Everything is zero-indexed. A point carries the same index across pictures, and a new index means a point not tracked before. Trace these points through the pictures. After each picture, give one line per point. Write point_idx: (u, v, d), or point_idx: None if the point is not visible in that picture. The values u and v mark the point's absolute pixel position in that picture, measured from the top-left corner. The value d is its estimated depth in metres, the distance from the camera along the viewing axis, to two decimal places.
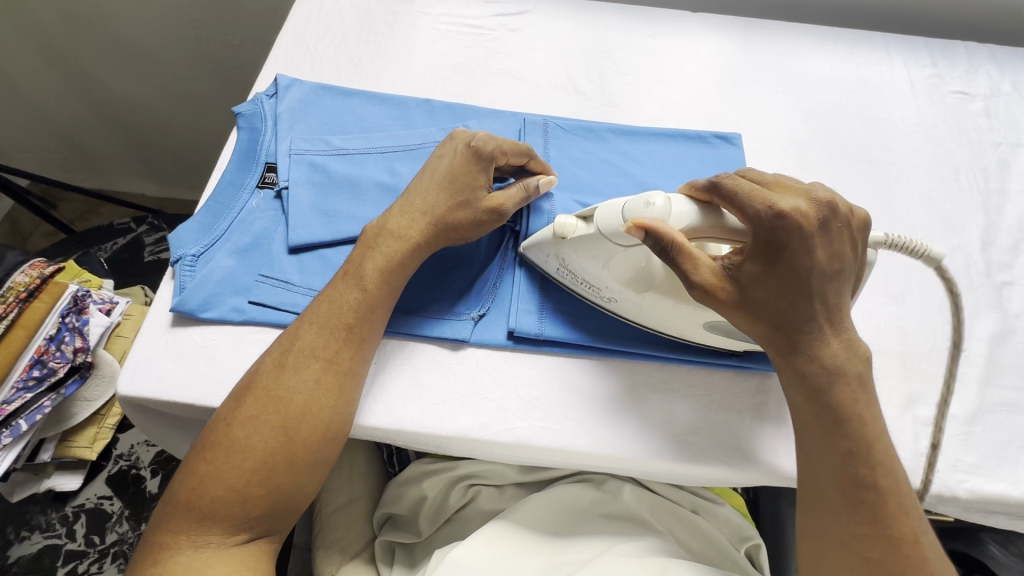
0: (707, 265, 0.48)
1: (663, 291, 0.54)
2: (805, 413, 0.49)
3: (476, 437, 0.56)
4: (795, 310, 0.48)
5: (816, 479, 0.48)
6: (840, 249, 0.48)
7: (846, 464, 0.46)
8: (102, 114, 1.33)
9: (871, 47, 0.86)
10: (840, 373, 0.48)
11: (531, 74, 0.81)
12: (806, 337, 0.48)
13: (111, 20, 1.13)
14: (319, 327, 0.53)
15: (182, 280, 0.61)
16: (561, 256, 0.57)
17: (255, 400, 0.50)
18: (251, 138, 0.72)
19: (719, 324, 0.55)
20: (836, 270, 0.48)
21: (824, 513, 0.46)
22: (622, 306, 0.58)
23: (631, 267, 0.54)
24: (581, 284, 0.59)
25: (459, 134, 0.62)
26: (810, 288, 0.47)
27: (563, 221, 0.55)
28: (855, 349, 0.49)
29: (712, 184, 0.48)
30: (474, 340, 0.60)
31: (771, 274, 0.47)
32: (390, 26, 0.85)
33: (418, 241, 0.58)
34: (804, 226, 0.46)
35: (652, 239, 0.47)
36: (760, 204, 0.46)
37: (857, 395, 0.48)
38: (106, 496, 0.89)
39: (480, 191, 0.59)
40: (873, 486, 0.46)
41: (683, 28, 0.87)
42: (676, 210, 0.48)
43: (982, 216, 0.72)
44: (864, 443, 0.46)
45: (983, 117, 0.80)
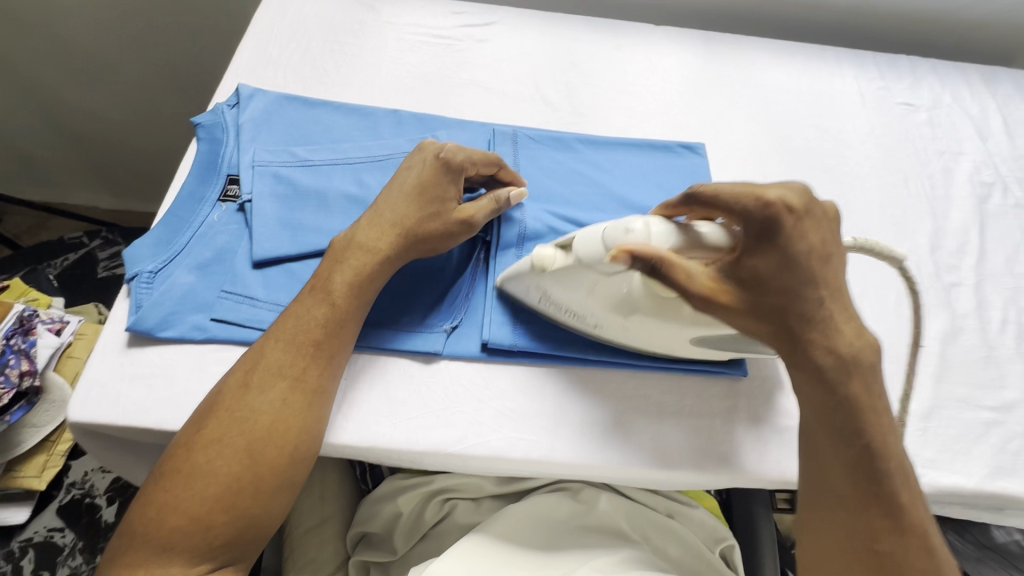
0: (703, 273, 0.48)
1: (648, 313, 0.53)
2: (813, 406, 0.49)
3: (451, 452, 0.55)
4: (803, 303, 0.48)
5: (827, 475, 0.48)
6: (825, 233, 0.49)
7: (859, 458, 0.47)
8: (50, 124, 1.27)
9: (823, 61, 0.90)
10: (855, 364, 0.48)
11: (499, 85, 0.81)
12: (815, 332, 0.48)
13: (61, 26, 1.09)
14: (284, 345, 0.52)
15: (139, 298, 0.59)
16: (542, 286, 0.57)
17: (218, 422, 0.48)
18: (212, 150, 0.69)
19: (708, 338, 0.55)
20: (828, 254, 0.49)
21: (837, 509, 0.47)
22: (611, 331, 0.58)
23: (613, 296, 0.54)
24: (567, 313, 0.58)
25: (428, 145, 0.62)
26: (809, 274, 0.47)
27: (541, 251, 0.54)
28: (863, 338, 0.49)
29: (687, 196, 0.51)
30: (447, 352, 0.59)
31: (775, 267, 0.47)
32: (355, 36, 0.84)
33: (388, 253, 0.57)
34: (793, 213, 0.47)
35: (640, 263, 0.46)
36: (747, 198, 0.47)
37: (866, 386, 0.48)
38: (58, 527, 0.84)
39: (449, 203, 0.59)
40: (887, 480, 0.46)
41: (647, 40, 0.89)
42: (655, 232, 0.48)
43: (930, 220, 0.76)
44: (878, 437, 0.47)
45: (928, 127, 0.85)
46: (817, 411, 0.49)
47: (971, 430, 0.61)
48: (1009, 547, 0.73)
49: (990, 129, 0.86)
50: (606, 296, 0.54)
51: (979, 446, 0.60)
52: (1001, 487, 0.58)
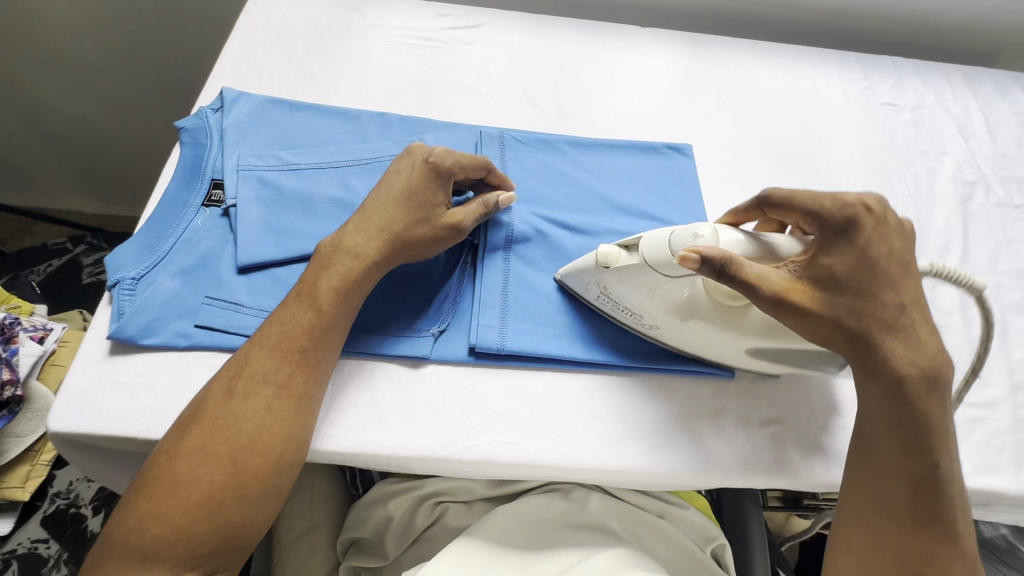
0: (776, 273, 0.48)
1: (708, 320, 0.54)
2: (887, 425, 0.48)
3: (440, 456, 0.55)
4: (881, 306, 0.48)
5: (886, 493, 0.48)
6: (902, 243, 0.51)
7: (926, 483, 0.47)
8: (32, 128, 1.24)
9: (809, 62, 0.91)
10: (934, 378, 0.48)
11: (486, 87, 0.81)
12: (894, 338, 0.48)
13: (44, 28, 1.08)
14: (270, 351, 0.51)
15: (121, 305, 0.58)
16: (603, 282, 0.57)
17: (201, 430, 0.48)
18: (195, 154, 0.69)
19: (764, 350, 0.56)
20: (906, 263, 0.50)
21: (889, 528, 0.47)
22: (667, 333, 0.58)
23: (674, 299, 0.54)
24: (624, 311, 0.59)
25: (415, 149, 0.62)
26: (886, 278, 0.49)
27: (607, 250, 0.55)
28: (942, 353, 0.49)
29: (759, 198, 0.55)
30: (435, 357, 0.59)
31: (851, 266, 0.49)
32: (341, 38, 0.83)
33: (376, 258, 0.57)
34: (871, 215, 0.50)
35: (708, 266, 0.46)
36: (825, 198, 0.50)
37: (940, 405, 0.48)
38: (41, 539, 0.83)
39: (438, 208, 0.59)
40: (945, 504, 0.47)
41: (633, 42, 0.89)
42: (723, 240, 0.49)
43: (915, 219, 0.76)
44: (945, 460, 0.47)
45: (911, 127, 0.86)
46: (888, 427, 0.48)
47: (956, 426, 0.62)
48: (995, 541, 0.75)
49: (972, 129, 0.87)
50: (667, 301, 0.55)
51: (964, 442, 0.61)
52: (986, 483, 0.59)
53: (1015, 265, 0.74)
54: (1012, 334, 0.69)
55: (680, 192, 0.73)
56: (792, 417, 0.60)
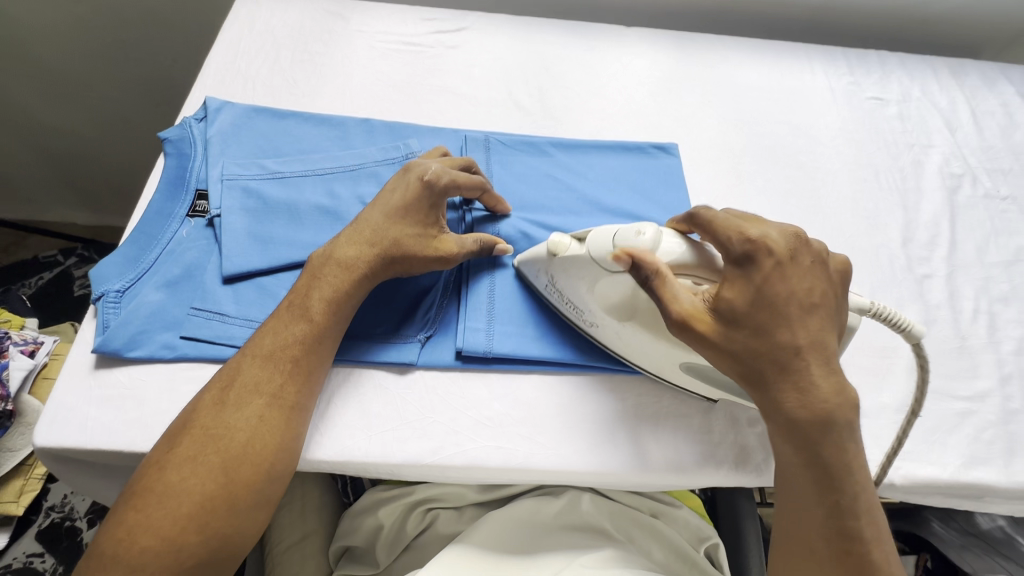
0: (688, 298, 0.49)
1: (643, 324, 0.54)
2: (791, 463, 0.48)
3: (427, 463, 0.54)
4: (773, 346, 0.47)
5: (800, 523, 0.47)
6: (813, 284, 0.49)
7: (831, 515, 0.46)
8: (22, 142, 1.24)
9: (794, 58, 0.91)
10: (830, 420, 0.46)
11: (470, 90, 0.81)
12: (787, 380, 0.47)
13: (30, 41, 1.08)
14: (260, 362, 0.50)
15: (106, 318, 0.58)
16: (551, 273, 0.58)
17: (192, 440, 0.46)
18: (179, 165, 0.68)
19: (697, 367, 0.55)
20: (814, 302, 0.48)
21: (808, 563, 0.46)
22: (604, 333, 0.58)
23: (614, 295, 0.54)
24: (567, 304, 0.59)
25: (413, 167, 0.60)
26: (785, 315, 0.47)
27: (558, 238, 0.56)
28: (841, 398, 0.47)
29: (691, 215, 0.53)
30: (421, 363, 0.59)
31: (747, 303, 0.48)
32: (325, 45, 0.83)
33: (366, 271, 0.55)
34: (773, 255, 0.49)
35: (639, 272, 0.49)
36: (733, 232, 0.50)
37: (840, 445, 0.46)
38: (37, 553, 0.84)
39: (431, 231, 0.58)
40: (858, 539, 0.45)
41: (618, 42, 0.89)
42: (664, 245, 0.51)
43: (902, 213, 0.76)
44: (850, 494, 0.46)
45: (897, 121, 0.86)
46: (793, 467, 0.48)
47: (946, 420, 0.62)
48: (991, 532, 0.75)
49: (958, 121, 0.87)
50: (607, 297, 0.55)
51: (954, 436, 0.61)
52: (976, 477, 0.59)
53: (1003, 257, 0.74)
54: (1001, 326, 0.69)
55: (666, 192, 0.73)
56: None
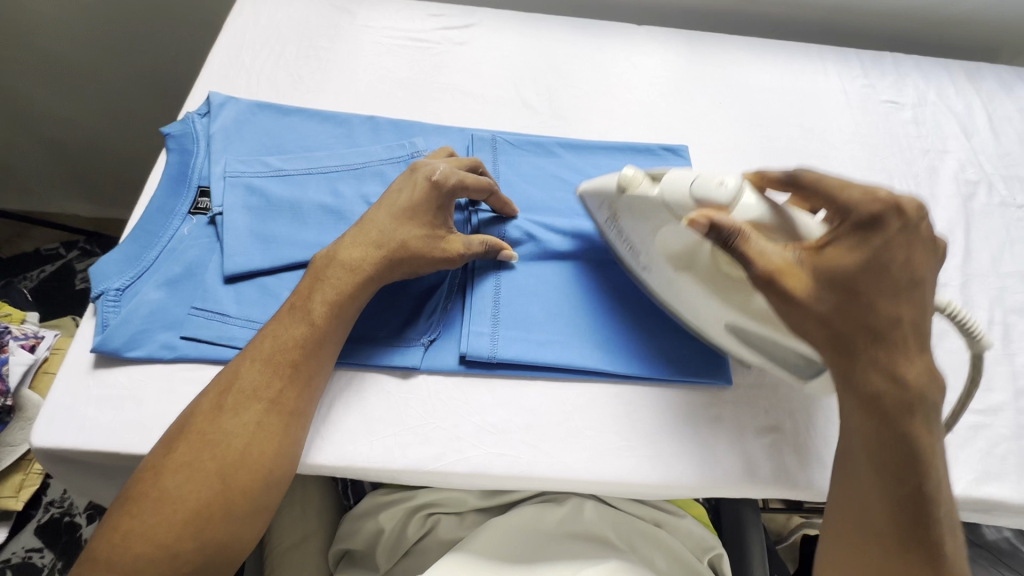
0: (779, 253, 0.47)
1: (695, 277, 0.53)
2: (867, 440, 0.46)
3: (429, 470, 0.54)
4: (872, 317, 0.46)
5: (868, 508, 0.46)
6: (922, 258, 0.48)
7: (907, 499, 0.44)
8: (25, 133, 1.24)
9: (808, 59, 0.89)
10: (917, 402, 0.45)
11: (478, 88, 0.80)
12: (881, 351, 0.46)
13: (31, 30, 1.07)
14: (260, 365, 0.49)
15: (105, 317, 0.57)
16: (616, 208, 0.59)
17: (188, 445, 0.45)
18: (181, 161, 0.67)
19: (740, 330, 0.54)
20: (918, 279, 0.47)
21: (873, 545, 0.45)
22: (653, 278, 0.59)
23: (675, 242, 0.54)
24: (629, 245, 0.59)
25: (419, 167, 0.59)
26: (891, 287, 0.46)
27: (631, 175, 0.57)
28: (930, 377, 0.46)
29: (789, 177, 0.53)
30: (424, 367, 0.58)
31: (854, 265, 0.46)
32: (331, 40, 0.82)
33: (370, 274, 0.54)
34: (898, 222, 0.47)
35: (713, 231, 0.47)
36: (863, 193, 0.48)
37: (927, 425, 0.45)
38: (36, 548, 0.86)
39: (440, 233, 0.57)
40: (933, 524, 0.44)
41: (629, 41, 0.87)
42: (744, 201, 0.50)
43: None
44: (932, 480, 0.45)
45: (912, 125, 0.84)
46: (870, 445, 0.46)
47: (957, 434, 0.60)
48: (997, 544, 0.73)
49: (974, 127, 0.85)
50: (666, 240, 0.55)
51: (966, 450, 0.60)
52: (988, 493, 0.57)
53: (1018, 267, 0.73)
54: (1015, 338, 0.68)
55: None
56: (790, 426, 0.59)
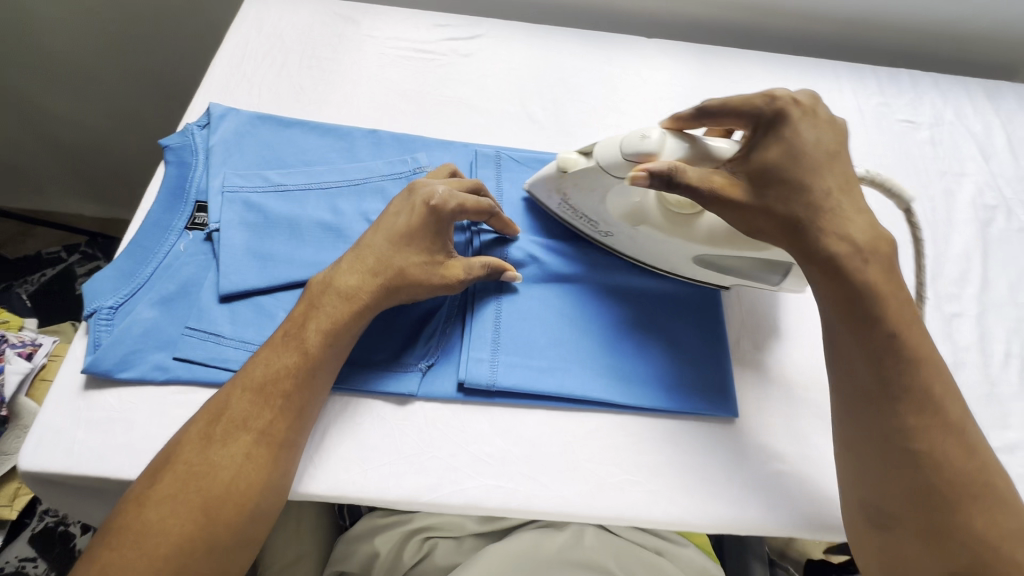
0: (715, 174, 0.51)
1: (657, 225, 0.58)
2: (835, 305, 0.49)
3: (424, 501, 0.52)
4: (808, 190, 0.50)
5: (855, 376, 0.48)
6: (833, 134, 0.53)
7: (885, 357, 0.47)
8: (29, 132, 1.23)
9: (822, 75, 0.87)
10: (870, 254, 0.49)
11: (483, 102, 0.78)
12: (824, 220, 0.49)
13: (35, 34, 1.07)
14: (250, 395, 0.48)
15: (97, 336, 0.56)
16: (563, 190, 0.62)
17: (173, 477, 0.44)
18: (180, 174, 0.66)
19: (709, 259, 0.59)
20: (833, 150, 0.52)
21: (868, 411, 0.48)
22: (618, 241, 0.63)
23: (627, 202, 0.59)
24: (582, 219, 0.63)
25: (418, 188, 0.57)
26: (813, 163, 0.51)
27: (565, 156, 0.59)
28: (875, 232, 0.50)
29: (697, 110, 0.57)
30: (422, 393, 0.56)
31: (782, 158, 0.50)
32: (334, 50, 0.80)
33: (367, 302, 0.53)
34: (798, 109, 0.53)
35: (656, 180, 0.50)
36: (759, 99, 0.54)
37: (886, 274, 0.49)
38: (29, 557, 0.85)
39: (439, 259, 0.56)
40: (912, 372, 0.47)
41: (638, 54, 0.85)
42: (670, 145, 0.53)
43: (931, 246, 0.73)
44: (903, 332, 0.47)
45: (929, 145, 0.82)
46: (841, 310, 0.49)
47: None
48: None
49: (993, 148, 0.83)
50: (619, 204, 0.59)
51: None
52: None
53: None
54: None
55: None
56: (799, 462, 0.57)
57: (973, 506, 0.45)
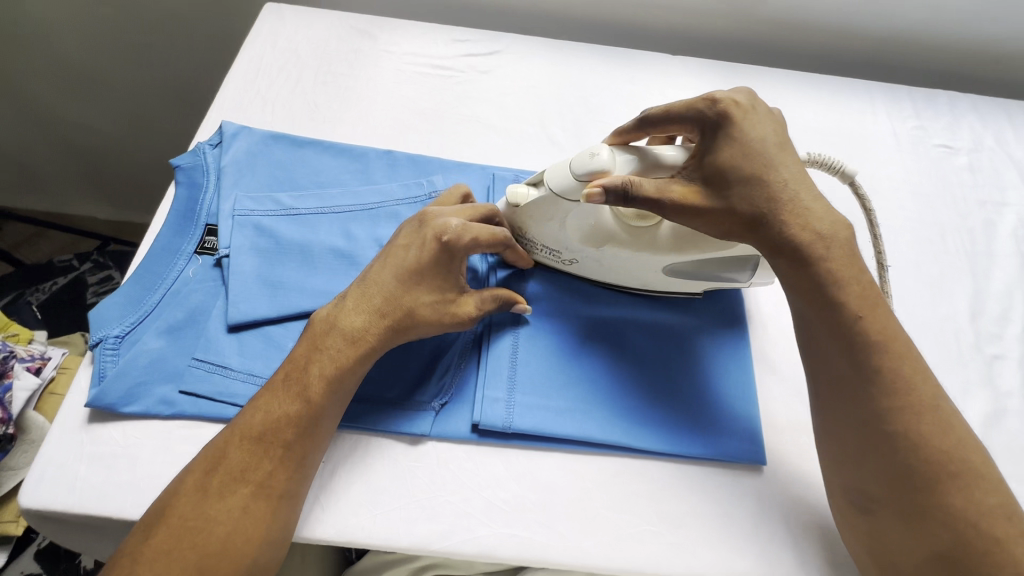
0: (672, 184, 0.50)
1: (621, 243, 0.56)
2: (801, 291, 0.50)
3: (434, 549, 0.50)
4: (766, 185, 0.50)
5: (829, 363, 0.49)
6: (776, 127, 0.53)
7: (855, 343, 0.47)
8: (46, 137, 1.23)
9: (855, 96, 0.83)
10: (830, 240, 0.49)
11: (502, 122, 0.76)
12: (784, 213, 0.49)
13: (51, 41, 1.06)
14: (248, 445, 0.46)
15: (102, 367, 0.54)
16: (518, 222, 0.58)
17: (168, 532, 0.42)
18: (190, 196, 0.65)
19: (678, 267, 0.58)
20: (781, 142, 0.52)
21: (845, 398, 0.48)
22: (584, 266, 0.60)
23: (586, 225, 0.56)
24: (543, 250, 0.60)
25: (429, 220, 0.54)
26: (765, 159, 0.50)
27: (515, 190, 0.56)
28: (831, 217, 0.50)
29: (639, 121, 0.56)
30: (434, 434, 0.54)
31: (732, 158, 0.50)
32: (350, 65, 0.78)
33: (373, 345, 0.51)
34: (740, 108, 0.52)
35: (612, 195, 0.49)
36: (700, 102, 0.53)
37: (848, 258, 0.49)
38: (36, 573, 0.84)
39: (450, 296, 0.53)
40: (882, 354, 0.47)
41: (663, 73, 0.82)
42: (619, 161, 0.51)
43: (970, 281, 0.69)
44: (868, 316, 0.48)
45: (968, 172, 0.78)
46: (808, 297, 0.49)
47: None
48: None
49: None
50: (578, 229, 0.56)
51: None
52: None
53: None
54: None
55: None
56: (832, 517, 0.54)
57: (952, 485, 0.44)
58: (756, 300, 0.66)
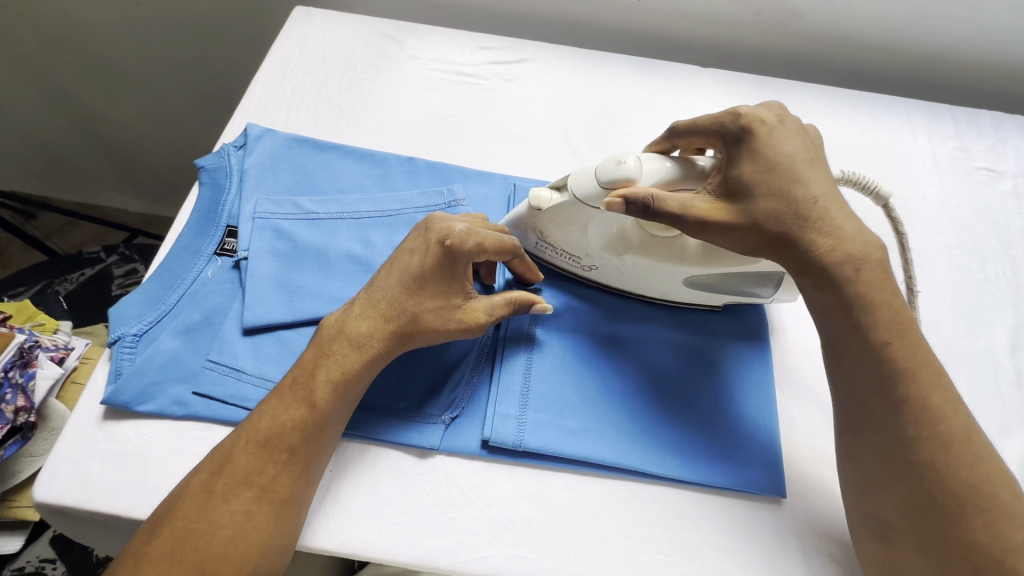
0: (697, 198, 0.48)
1: (642, 253, 0.55)
2: (828, 311, 0.47)
3: (438, 567, 0.49)
4: (793, 199, 0.47)
5: (856, 388, 0.46)
6: (807, 142, 0.50)
7: (884, 368, 0.45)
8: (81, 131, 1.26)
9: (892, 114, 0.80)
10: (862, 260, 0.46)
11: (526, 131, 0.75)
12: (813, 230, 0.47)
13: (89, 40, 1.09)
14: (254, 449, 0.45)
15: (119, 365, 0.55)
16: (539, 227, 0.57)
17: (171, 533, 0.42)
18: (213, 197, 0.65)
19: (699, 281, 0.56)
20: (813, 157, 0.49)
21: (869, 424, 0.45)
22: (604, 273, 0.60)
23: (608, 233, 0.55)
24: (562, 254, 0.59)
25: (433, 224, 0.53)
26: (794, 174, 0.47)
27: (537, 193, 0.54)
28: (864, 235, 0.47)
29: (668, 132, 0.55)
30: (444, 447, 0.53)
31: (762, 173, 0.47)
32: (375, 70, 0.78)
33: (378, 351, 0.50)
34: (766, 124, 0.49)
35: (634, 207, 0.47)
36: (724, 117, 0.51)
37: (879, 280, 0.46)
38: (49, 558, 0.86)
39: (454, 300, 0.52)
40: (913, 383, 0.44)
41: (692, 86, 0.80)
42: (648, 169, 0.50)
43: (1011, 313, 0.66)
44: (897, 342, 0.45)
45: (1012, 198, 0.74)
46: (835, 317, 0.47)
47: None
48: None
49: None
50: (601, 236, 0.55)
51: None
52: None
53: None
54: None
55: None
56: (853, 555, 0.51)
57: (980, 520, 0.41)
58: (781, 324, 0.64)
